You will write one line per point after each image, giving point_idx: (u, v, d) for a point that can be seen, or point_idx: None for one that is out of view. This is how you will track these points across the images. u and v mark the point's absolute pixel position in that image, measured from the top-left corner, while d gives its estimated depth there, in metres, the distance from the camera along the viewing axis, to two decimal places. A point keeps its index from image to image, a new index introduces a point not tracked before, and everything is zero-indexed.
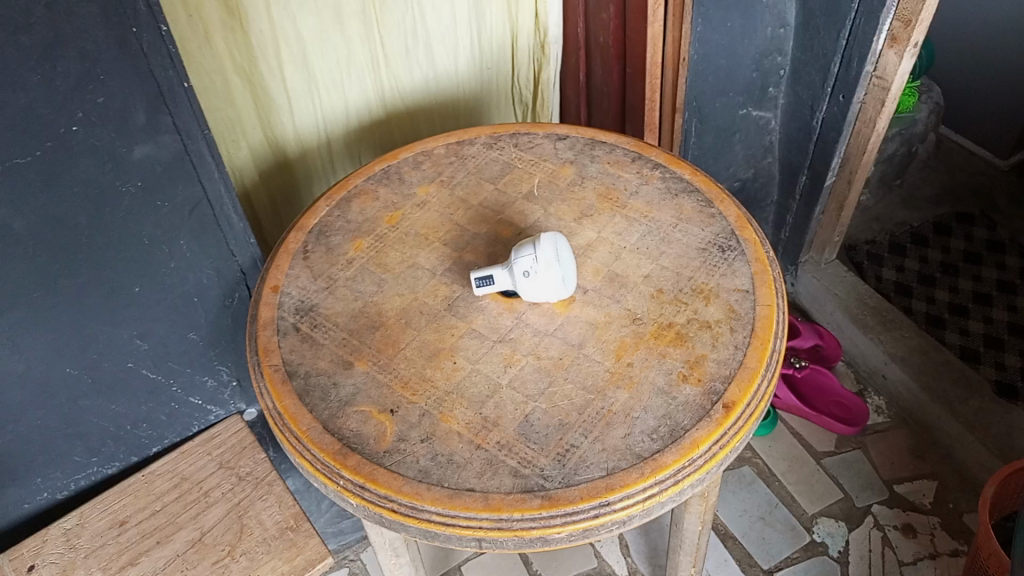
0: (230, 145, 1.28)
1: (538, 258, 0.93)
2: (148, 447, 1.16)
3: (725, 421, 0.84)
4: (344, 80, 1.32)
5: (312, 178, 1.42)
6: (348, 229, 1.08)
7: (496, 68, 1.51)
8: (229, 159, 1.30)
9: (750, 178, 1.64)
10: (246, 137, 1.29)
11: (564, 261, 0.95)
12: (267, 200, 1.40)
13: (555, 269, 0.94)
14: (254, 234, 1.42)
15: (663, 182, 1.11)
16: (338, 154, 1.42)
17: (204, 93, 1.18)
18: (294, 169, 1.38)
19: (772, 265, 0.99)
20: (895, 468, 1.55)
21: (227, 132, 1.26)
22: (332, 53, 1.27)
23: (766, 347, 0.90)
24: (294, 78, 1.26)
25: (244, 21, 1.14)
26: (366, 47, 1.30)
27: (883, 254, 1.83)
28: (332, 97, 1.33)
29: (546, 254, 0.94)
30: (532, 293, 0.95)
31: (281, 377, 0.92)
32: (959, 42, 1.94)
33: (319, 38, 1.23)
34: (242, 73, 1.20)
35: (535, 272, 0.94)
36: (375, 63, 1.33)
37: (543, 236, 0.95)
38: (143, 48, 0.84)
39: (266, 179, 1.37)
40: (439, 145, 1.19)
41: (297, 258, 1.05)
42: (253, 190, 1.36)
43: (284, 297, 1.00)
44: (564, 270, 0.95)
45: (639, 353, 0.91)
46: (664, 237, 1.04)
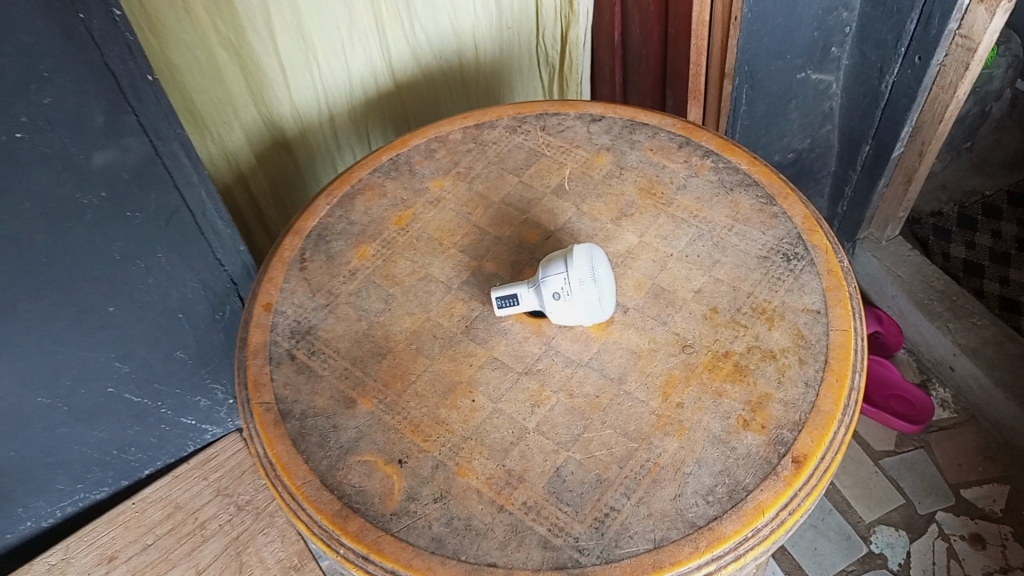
0: (221, 128, 1.14)
1: (570, 279, 0.79)
2: (139, 470, 1.05)
3: (795, 480, 0.71)
4: (347, 50, 1.16)
5: (316, 158, 1.28)
6: (350, 233, 0.94)
7: (517, 26, 1.34)
8: (221, 144, 1.15)
9: (806, 148, 1.45)
10: (238, 118, 1.14)
11: (603, 277, 0.80)
12: (268, 186, 1.26)
13: (592, 289, 0.79)
14: (253, 219, 1.29)
15: (715, 174, 0.95)
16: (343, 129, 1.27)
17: (186, 70, 1.03)
18: (294, 148, 1.24)
19: (848, 278, 0.84)
20: (962, 471, 1.41)
21: (216, 113, 1.11)
22: (331, 19, 1.10)
23: (843, 386, 0.76)
24: (290, 49, 1.10)
25: None
26: (368, 9, 1.13)
27: (951, 227, 1.65)
28: (333, 68, 1.17)
29: (580, 272, 0.79)
30: (562, 317, 0.81)
31: (272, 419, 0.79)
32: None
33: (316, 3, 1.07)
34: (230, 46, 1.04)
35: (568, 294, 0.79)
36: (380, 27, 1.17)
37: (576, 249, 0.81)
38: (94, 38, 0.70)
39: (265, 163, 1.23)
40: (455, 129, 1.04)
41: (294, 268, 0.91)
42: (251, 176, 1.23)
43: (278, 317, 0.87)
44: (603, 288, 0.80)
45: (690, 392, 0.78)
46: (717, 242, 0.89)
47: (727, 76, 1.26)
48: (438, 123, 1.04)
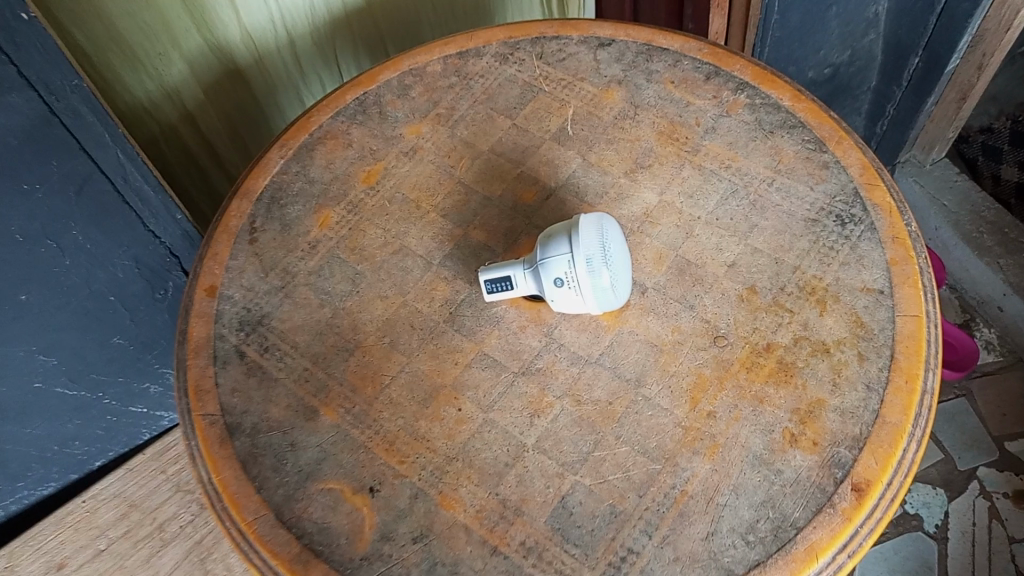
0: (157, 60, 0.94)
1: (575, 262, 0.63)
2: (90, 462, 0.92)
3: (856, 515, 0.58)
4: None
5: (276, 88, 1.10)
6: (310, 194, 0.78)
7: None
8: (160, 79, 0.96)
9: (845, 61, 1.21)
10: (177, 45, 0.95)
11: (616, 253, 0.65)
12: (222, 122, 1.08)
13: (604, 270, 0.64)
14: (208, 162, 1.11)
15: (751, 113, 0.77)
16: (305, 54, 1.09)
17: None
18: (249, 78, 1.06)
19: (917, 248, 0.68)
20: (1006, 422, 1.28)
21: (150, 42, 0.92)
22: None
23: (914, 390, 0.62)
24: None
25: None
26: None
27: (1003, 145, 1.45)
28: None
29: (589, 251, 0.63)
30: (567, 306, 0.66)
31: (218, 437, 0.65)
32: None
33: None
34: None
35: (575, 278, 0.64)
36: None
37: (581, 220, 0.65)
38: None
39: (216, 97, 1.05)
40: (434, 58, 0.86)
41: (242, 240, 0.75)
42: (200, 112, 1.04)
43: (223, 304, 0.72)
44: (617, 267, 0.65)
45: (723, 398, 0.64)
46: (754, 202, 0.73)
47: None
48: (413, 52, 0.86)
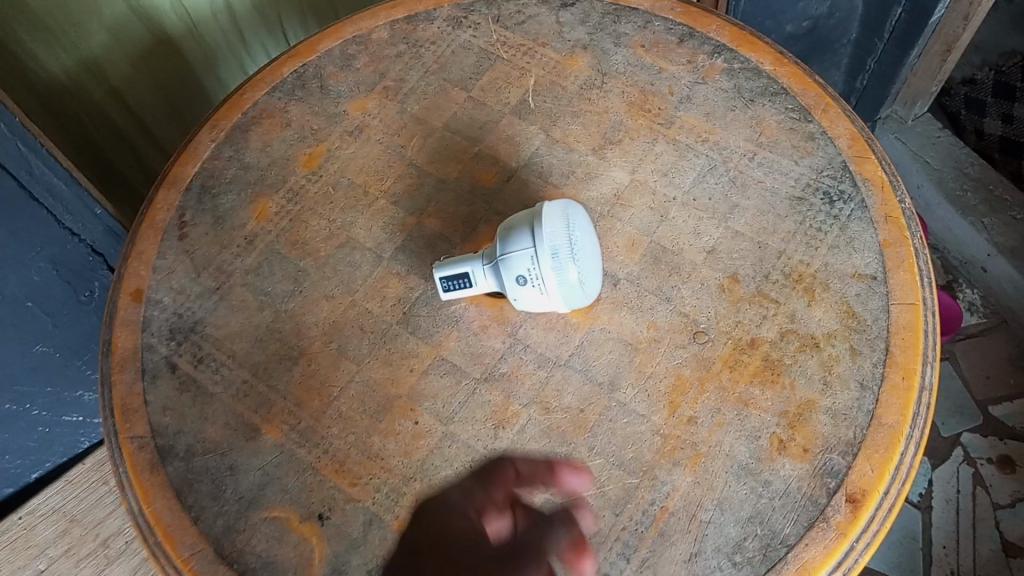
0: (75, 30, 0.84)
1: (540, 261, 0.57)
2: (25, 475, 0.85)
3: (851, 530, 0.53)
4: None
5: (207, 56, 1.01)
6: (244, 181, 0.70)
7: None
8: (78, 52, 0.86)
9: (824, 14, 1.15)
10: (95, 10, 0.85)
11: (585, 245, 0.58)
12: (155, 96, 0.98)
13: (572, 265, 0.57)
14: (146, 145, 1.01)
15: (729, 79, 0.71)
16: (235, 17, 1.00)
17: None
18: (178, 47, 0.97)
19: (912, 228, 0.63)
20: (990, 386, 1.24)
21: (64, 10, 0.82)
22: None
23: (912, 388, 0.57)
24: None
25: None
26: None
27: (985, 98, 1.40)
28: None
29: (556, 244, 0.57)
30: (533, 305, 0.59)
31: (148, 462, 0.59)
32: None
33: None
34: None
35: (540, 275, 0.57)
36: None
37: (547, 208, 0.58)
38: None
39: (146, 68, 0.95)
40: (380, 23, 0.78)
41: (170, 236, 0.68)
42: (128, 88, 0.94)
43: (151, 310, 0.65)
44: (586, 259, 0.58)
45: (705, 401, 0.58)
46: (734, 179, 0.66)
47: None
48: (356, 17, 0.78)
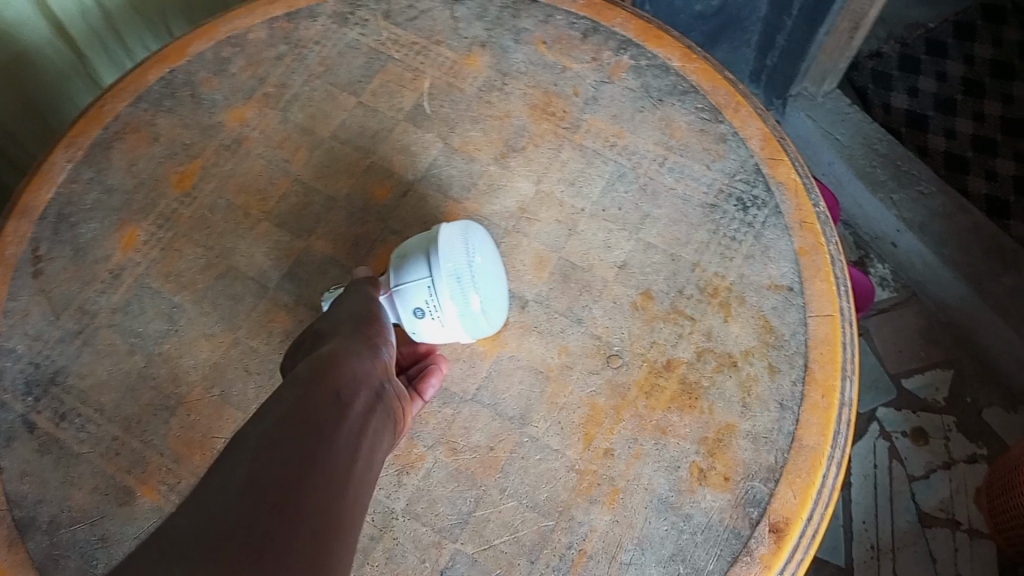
0: None
1: (438, 290, 0.52)
2: None
3: (775, 562, 0.50)
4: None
5: (81, 68, 0.92)
6: (107, 207, 0.63)
7: None
8: None
9: None
10: None
11: (488, 270, 0.53)
12: (23, 104, 0.88)
13: (473, 292, 0.52)
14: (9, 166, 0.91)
15: (636, 77, 0.67)
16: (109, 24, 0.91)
17: None
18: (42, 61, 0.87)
19: (826, 233, 0.60)
20: (902, 359, 1.26)
21: None
22: None
23: (832, 406, 0.55)
24: None
25: None
26: None
27: (891, 71, 1.41)
28: None
29: (453, 269, 0.52)
30: (431, 337, 0.54)
31: (4, 539, 0.52)
32: None
33: None
34: None
35: (439, 306, 0.52)
36: None
37: (444, 231, 0.53)
38: None
39: (9, 78, 0.85)
40: (257, 22, 0.71)
41: (23, 273, 0.60)
42: None
43: (3, 361, 0.57)
44: (491, 285, 0.53)
45: (621, 431, 0.55)
46: (644, 187, 0.62)
47: None
48: (230, 16, 0.71)
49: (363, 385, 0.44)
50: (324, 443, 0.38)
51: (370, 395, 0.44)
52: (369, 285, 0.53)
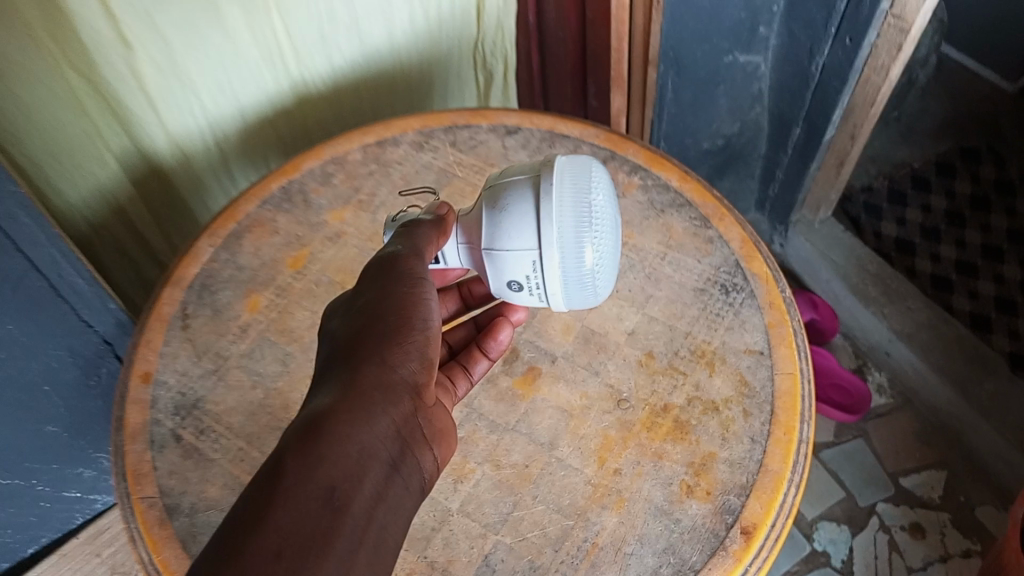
0: (87, 178, 0.88)
1: (556, 248, 0.58)
2: (21, 551, 0.92)
3: (745, 555, 0.65)
4: (235, 49, 0.90)
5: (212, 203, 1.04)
6: (239, 280, 0.83)
7: (455, 37, 1.14)
8: (88, 197, 0.89)
9: (735, 133, 1.36)
10: (109, 160, 0.89)
11: (601, 224, 0.60)
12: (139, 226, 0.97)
13: (587, 250, 0.59)
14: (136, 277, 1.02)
15: (644, 193, 0.87)
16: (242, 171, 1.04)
17: (28, 116, 0.79)
18: (182, 195, 0.99)
19: (790, 311, 0.78)
20: (900, 459, 1.38)
21: (74, 165, 0.86)
22: (216, 51, 0.88)
23: (791, 440, 0.70)
24: (166, 86, 0.87)
25: (73, 20, 0.74)
26: (264, 37, 0.92)
27: (881, 203, 1.61)
28: (224, 103, 0.95)
29: (568, 213, 0.59)
30: (533, 287, 0.61)
31: (157, 518, 0.68)
32: None
33: (200, 31, 0.85)
34: (88, 82, 0.80)
35: (553, 261, 0.59)
36: (281, 55, 0.95)
37: (561, 180, 0.60)
38: None
39: (154, 206, 0.98)
40: (354, 147, 0.93)
41: (175, 327, 0.80)
42: (131, 229, 0.96)
43: (158, 390, 0.76)
44: (602, 239, 0.60)
45: (628, 455, 0.71)
46: (650, 274, 0.81)
47: (653, 63, 1.13)
48: (334, 141, 0.93)
49: (360, 444, 0.48)
50: (309, 566, 0.42)
51: (372, 446, 0.49)
52: (391, 301, 0.57)
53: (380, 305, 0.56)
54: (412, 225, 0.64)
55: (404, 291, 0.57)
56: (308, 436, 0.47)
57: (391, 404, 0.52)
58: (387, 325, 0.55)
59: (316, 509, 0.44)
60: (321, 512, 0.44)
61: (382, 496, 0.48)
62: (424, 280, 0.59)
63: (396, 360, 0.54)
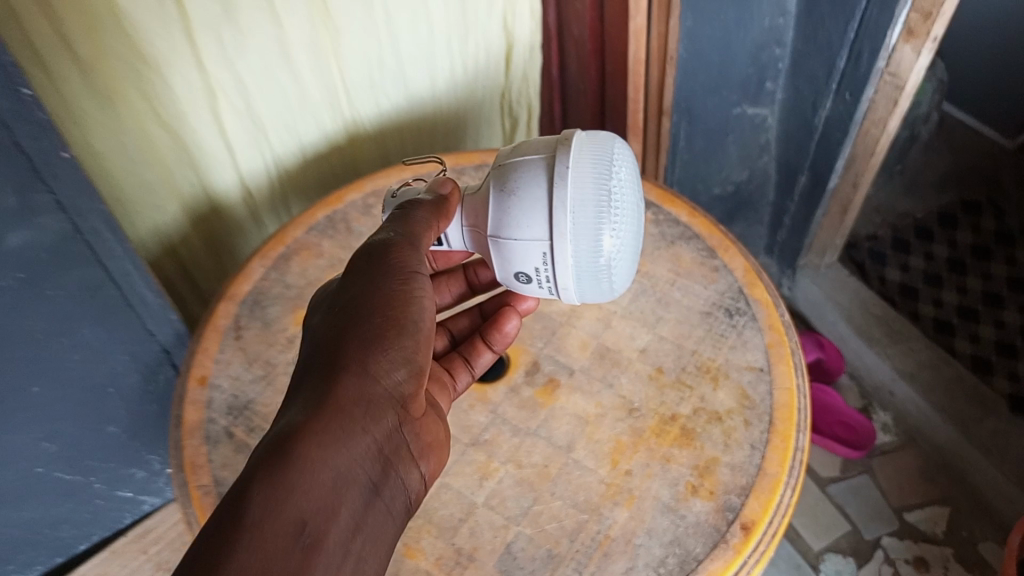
0: (156, 209, 0.98)
1: (576, 234, 0.62)
2: (74, 546, 1.01)
3: (744, 548, 0.70)
4: (294, 94, 1.00)
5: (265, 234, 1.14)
6: (287, 297, 0.92)
7: (488, 88, 1.24)
8: (156, 226, 1.00)
9: (745, 180, 1.44)
10: (177, 195, 0.99)
11: (620, 210, 0.64)
12: (197, 252, 1.08)
13: (606, 235, 0.63)
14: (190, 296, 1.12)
15: (656, 227, 0.95)
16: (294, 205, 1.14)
17: (115, 153, 0.89)
18: (239, 227, 1.09)
19: (789, 333, 0.85)
20: (904, 494, 1.42)
21: (147, 197, 0.96)
22: (279, 97, 0.99)
23: (788, 447, 0.77)
24: (234, 128, 0.97)
25: (163, 70, 0.85)
26: (321, 85, 1.02)
27: (886, 250, 1.68)
28: (283, 143, 1.05)
29: (589, 198, 0.62)
30: (551, 270, 0.65)
31: (211, 504, 0.76)
32: (966, 32, 1.74)
33: (268, 78, 0.96)
34: (168, 126, 0.91)
35: (574, 247, 0.63)
36: (335, 100, 1.06)
37: (581, 167, 0.63)
38: (14, 136, 0.66)
39: (214, 237, 1.08)
40: (392, 181, 1.03)
41: (229, 337, 0.88)
42: (189, 255, 1.07)
43: (213, 392, 0.84)
44: (620, 224, 0.64)
45: (638, 458, 0.77)
46: (660, 298, 0.89)
47: (665, 113, 1.24)
48: (374, 175, 1.03)
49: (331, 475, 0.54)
50: None
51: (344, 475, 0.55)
52: (373, 318, 0.61)
53: (370, 313, 0.61)
54: (411, 207, 0.68)
55: (394, 296, 0.63)
56: (283, 464, 0.52)
57: (365, 428, 0.58)
58: (365, 340, 0.60)
59: (289, 541, 0.50)
60: (295, 540, 0.50)
61: (359, 525, 0.55)
62: (417, 277, 0.64)
63: (382, 378, 0.60)
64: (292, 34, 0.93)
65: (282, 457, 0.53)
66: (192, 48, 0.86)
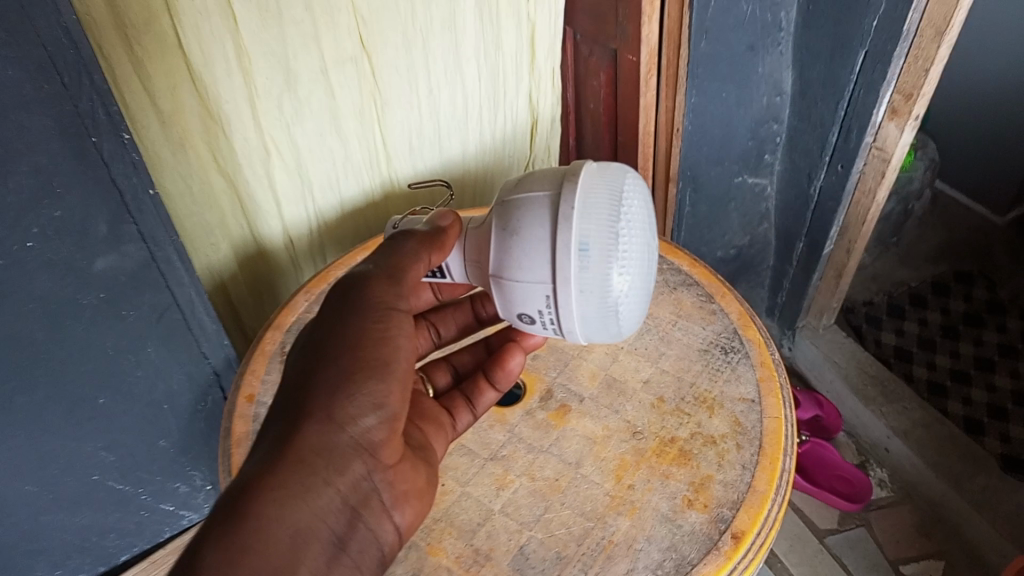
0: (208, 248, 1.10)
1: (584, 276, 0.71)
2: (116, 556, 1.09)
3: (734, 554, 0.78)
4: (342, 156, 1.13)
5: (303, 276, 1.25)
6: None
7: (515, 156, 1.37)
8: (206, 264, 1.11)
9: (746, 245, 1.56)
10: (227, 236, 1.11)
11: (626, 252, 0.72)
12: (240, 291, 1.18)
13: (614, 273, 0.72)
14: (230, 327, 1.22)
15: (661, 274, 1.07)
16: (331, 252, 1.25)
17: (180, 200, 1.01)
18: (279, 269, 1.20)
19: (778, 369, 0.94)
20: (900, 548, 1.48)
21: (203, 238, 1.08)
22: (328, 156, 1.12)
23: (775, 467, 0.85)
24: (284, 182, 1.10)
25: (227, 127, 0.98)
26: (365, 148, 1.15)
27: (881, 316, 1.78)
28: (327, 198, 1.17)
29: (594, 246, 0.71)
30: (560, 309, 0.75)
31: None
32: (956, 116, 1.88)
33: (318, 139, 1.08)
34: (225, 175, 1.04)
35: (582, 287, 0.72)
36: (375, 162, 1.18)
37: (586, 218, 0.71)
38: (111, 173, 0.78)
39: (255, 278, 1.19)
40: None
41: (275, 360, 0.99)
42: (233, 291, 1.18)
43: (259, 408, 0.93)
44: (627, 263, 0.73)
45: (640, 475, 0.86)
46: (663, 336, 1.00)
47: (672, 180, 1.36)
48: None
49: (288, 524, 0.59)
50: None
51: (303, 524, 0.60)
52: (340, 361, 0.65)
53: (340, 357, 0.65)
54: (401, 241, 0.75)
55: (364, 338, 0.66)
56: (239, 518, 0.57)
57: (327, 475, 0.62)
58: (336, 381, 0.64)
59: None
60: None
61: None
62: (390, 314, 0.68)
63: (349, 423, 0.63)
64: (343, 102, 1.07)
65: (237, 514, 0.57)
66: (255, 109, 0.99)
